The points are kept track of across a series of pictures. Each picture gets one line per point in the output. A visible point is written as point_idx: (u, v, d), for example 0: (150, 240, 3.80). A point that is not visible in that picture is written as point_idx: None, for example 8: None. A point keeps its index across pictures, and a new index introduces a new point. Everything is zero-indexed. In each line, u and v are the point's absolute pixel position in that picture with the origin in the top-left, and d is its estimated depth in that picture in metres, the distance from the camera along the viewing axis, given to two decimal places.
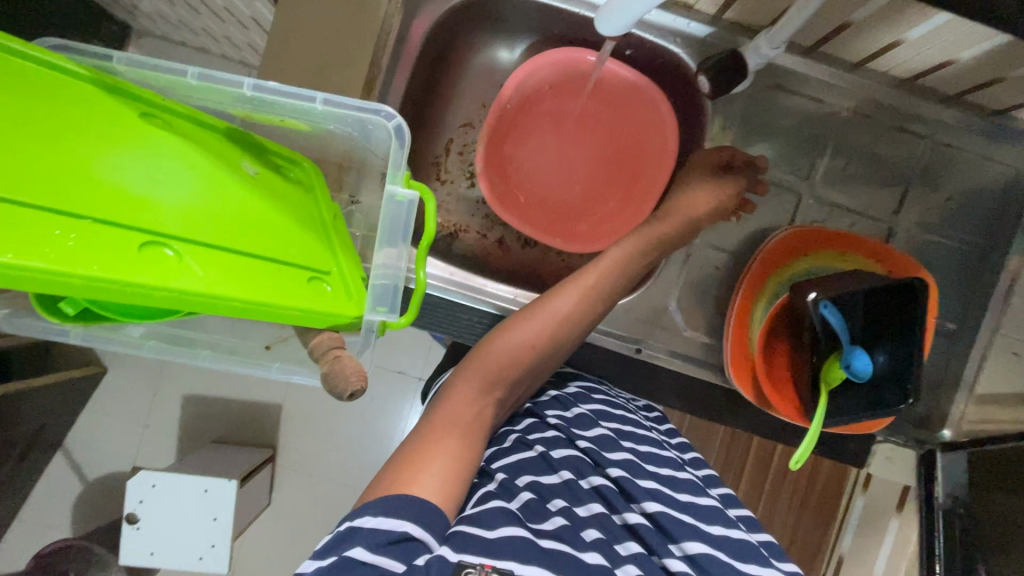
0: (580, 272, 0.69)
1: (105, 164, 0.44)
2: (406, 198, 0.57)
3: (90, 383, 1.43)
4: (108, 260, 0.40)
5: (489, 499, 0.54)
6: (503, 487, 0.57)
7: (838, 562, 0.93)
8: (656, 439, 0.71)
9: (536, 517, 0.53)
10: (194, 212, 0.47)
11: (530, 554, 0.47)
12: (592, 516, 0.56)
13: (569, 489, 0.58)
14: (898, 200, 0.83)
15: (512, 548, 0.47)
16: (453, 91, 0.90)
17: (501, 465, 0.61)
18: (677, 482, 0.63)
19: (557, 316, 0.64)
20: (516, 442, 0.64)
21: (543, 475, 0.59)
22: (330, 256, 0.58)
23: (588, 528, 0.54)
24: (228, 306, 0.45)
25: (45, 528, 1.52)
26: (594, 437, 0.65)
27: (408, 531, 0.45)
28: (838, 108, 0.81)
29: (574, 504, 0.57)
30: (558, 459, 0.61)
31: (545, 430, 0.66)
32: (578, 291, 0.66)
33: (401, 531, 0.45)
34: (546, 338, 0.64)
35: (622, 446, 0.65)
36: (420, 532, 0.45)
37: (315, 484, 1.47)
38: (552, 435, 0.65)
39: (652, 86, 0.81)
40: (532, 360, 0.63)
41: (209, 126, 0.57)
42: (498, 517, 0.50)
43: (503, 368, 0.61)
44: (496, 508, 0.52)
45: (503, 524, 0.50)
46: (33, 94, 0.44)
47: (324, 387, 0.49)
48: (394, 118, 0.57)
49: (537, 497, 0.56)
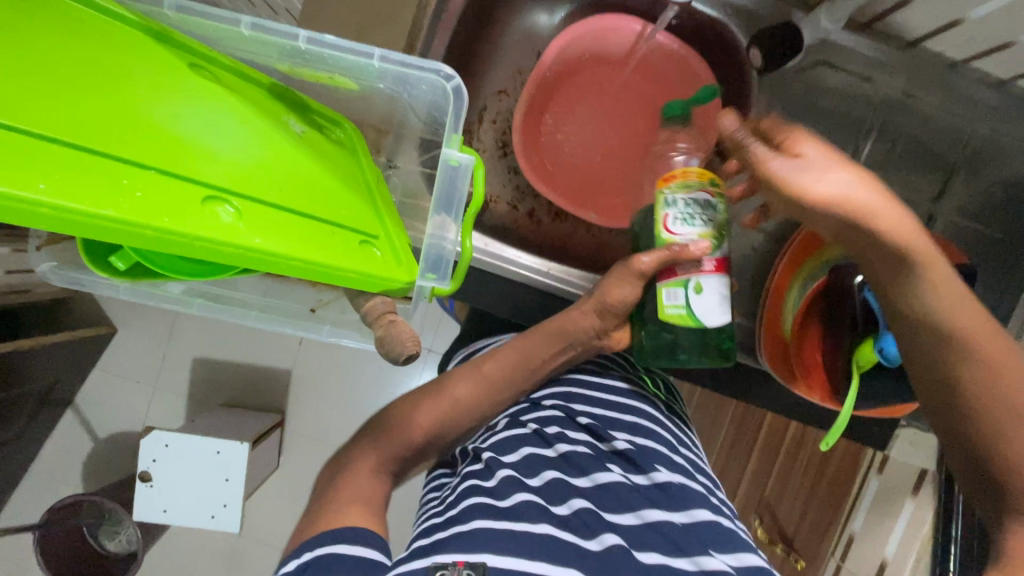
0: (490, 353, 0.68)
1: (164, 113, 0.43)
2: (460, 163, 0.55)
3: (100, 342, 1.43)
4: (176, 212, 0.39)
5: (469, 491, 0.55)
6: (486, 470, 0.58)
7: (847, 541, 0.96)
8: (663, 411, 0.70)
9: (523, 492, 0.54)
10: (249, 166, 0.46)
11: (500, 536, 0.48)
12: (590, 487, 0.56)
13: (562, 461, 0.59)
14: (940, 186, 0.82)
15: (491, 534, 0.48)
16: (489, 55, 0.87)
17: (489, 445, 0.62)
18: (672, 460, 0.61)
19: (453, 399, 0.65)
20: (509, 422, 0.65)
21: (538, 450, 0.60)
22: (377, 220, 0.57)
23: (575, 497, 0.54)
24: (289, 265, 0.44)
25: (56, 484, 1.53)
26: (593, 412, 0.65)
27: (335, 552, 0.49)
28: (886, 89, 0.80)
29: (573, 476, 0.58)
30: (551, 434, 0.62)
31: (541, 410, 0.66)
32: (477, 375, 0.66)
33: (328, 553, 0.48)
34: (452, 413, 0.65)
35: (620, 419, 0.65)
36: (349, 548, 0.49)
37: (324, 449, 1.49)
38: (547, 413, 0.65)
39: (699, 61, 0.81)
40: (473, 406, 0.66)
41: (255, 81, 0.55)
42: (475, 511, 0.52)
43: (453, 414, 0.65)
44: (471, 500, 0.53)
45: (478, 513, 0.51)
46: (87, 37, 0.42)
47: (378, 351, 0.49)
48: (454, 79, 0.55)
49: (518, 474, 0.57)
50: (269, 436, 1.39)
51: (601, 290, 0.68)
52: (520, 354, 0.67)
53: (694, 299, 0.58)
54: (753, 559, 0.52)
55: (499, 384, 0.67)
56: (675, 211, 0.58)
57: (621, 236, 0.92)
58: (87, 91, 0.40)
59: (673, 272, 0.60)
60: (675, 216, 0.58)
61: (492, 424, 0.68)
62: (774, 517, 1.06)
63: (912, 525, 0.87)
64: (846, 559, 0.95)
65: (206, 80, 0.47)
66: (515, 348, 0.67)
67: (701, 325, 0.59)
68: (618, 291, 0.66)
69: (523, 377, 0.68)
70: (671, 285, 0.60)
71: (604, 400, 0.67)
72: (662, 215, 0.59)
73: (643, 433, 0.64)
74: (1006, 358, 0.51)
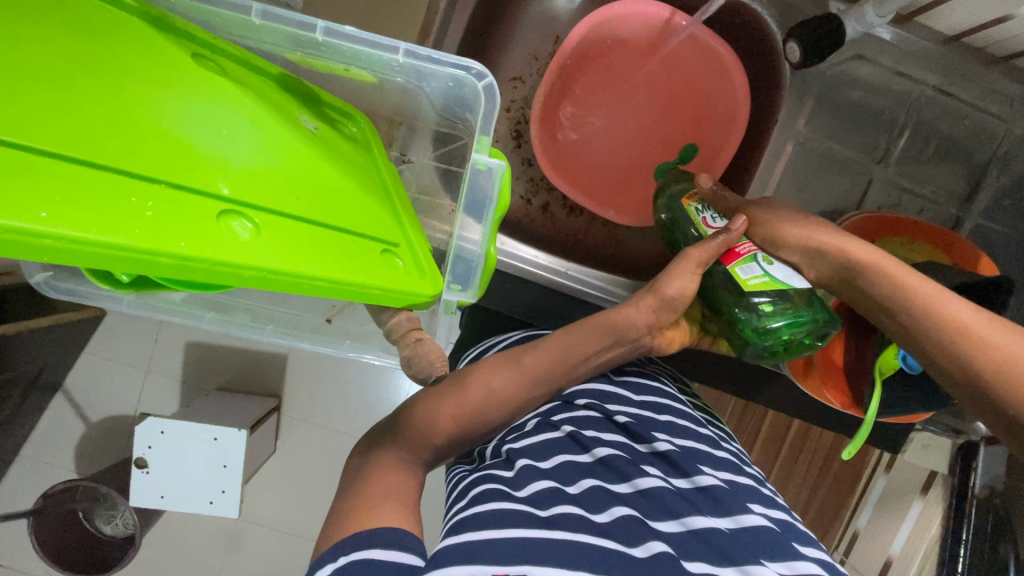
0: (521, 347, 0.63)
1: (172, 118, 0.39)
2: (489, 167, 0.52)
3: (89, 325, 1.38)
4: (191, 233, 0.36)
5: (494, 496, 0.50)
6: (514, 477, 0.53)
7: (851, 538, 0.98)
8: (696, 416, 0.68)
9: (559, 502, 0.49)
10: (265, 173, 0.42)
11: (540, 547, 0.43)
12: (632, 493, 0.52)
13: (600, 467, 0.55)
14: (969, 186, 0.80)
15: (531, 547, 0.43)
16: (506, 39, 0.81)
17: (522, 449, 0.57)
18: (716, 459, 0.60)
19: (488, 389, 0.59)
20: (541, 424, 0.61)
21: (575, 456, 0.56)
22: (397, 225, 0.53)
23: (617, 505, 0.50)
24: (311, 285, 0.41)
25: (45, 469, 1.48)
26: (629, 412, 0.63)
27: (369, 557, 0.43)
28: (920, 84, 0.77)
29: (612, 482, 0.54)
30: (587, 437, 0.58)
31: (575, 410, 0.63)
32: (511, 363, 0.61)
33: (360, 559, 0.43)
34: (477, 416, 0.59)
35: (656, 421, 0.62)
36: (384, 553, 0.44)
37: (325, 434, 1.47)
38: (582, 414, 0.62)
39: (732, 55, 0.76)
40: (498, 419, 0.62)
41: (263, 72, 0.51)
42: (509, 518, 0.47)
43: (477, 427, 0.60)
44: (500, 505, 0.48)
45: (512, 521, 0.46)
46: (82, 32, 0.38)
47: (407, 373, 0.48)
48: (485, 78, 0.50)
49: (557, 484, 0.52)
50: (266, 422, 1.37)
51: (659, 282, 0.62)
52: (562, 349, 0.62)
53: (770, 268, 0.58)
54: (806, 567, 0.48)
55: (529, 385, 0.61)
56: (709, 211, 0.65)
57: (638, 234, 0.89)
58: (89, 97, 0.36)
59: (736, 251, 0.60)
60: (711, 216, 0.65)
61: (518, 424, 0.63)
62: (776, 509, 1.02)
63: (919, 527, 0.89)
64: (849, 555, 0.97)
65: (215, 75, 0.43)
66: (554, 345, 0.62)
67: (787, 289, 0.58)
68: (677, 283, 0.60)
69: (564, 368, 0.62)
70: (743, 262, 0.59)
71: (638, 403, 0.64)
72: (701, 218, 0.65)
73: (682, 435, 0.61)
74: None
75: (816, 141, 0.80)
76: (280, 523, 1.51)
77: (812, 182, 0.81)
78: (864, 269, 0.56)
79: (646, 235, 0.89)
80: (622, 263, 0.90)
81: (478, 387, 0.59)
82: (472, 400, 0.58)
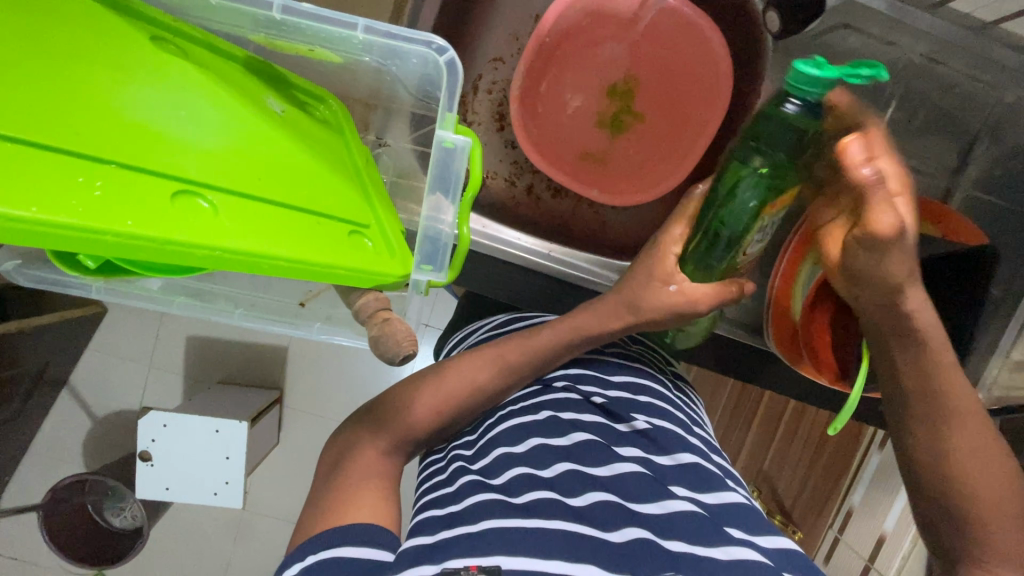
0: (500, 357, 0.62)
1: (124, 98, 0.39)
2: (456, 145, 0.51)
3: (91, 323, 1.38)
4: (142, 213, 0.36)
5: (474, 491, 0.52)
6: (491, 469, 0.55)
7: (847, 513, 0.99)
8: (676, 400, 0.67)
9: (532, 488, 0.51)
10: (224, 154, 0.42)
11: (518, 537, 0.45)
12: (609, 476, 0.53)
13: (576, 450, 0.55)
14: (961, 157, 0.78)
15: (505, 536, 0.45)
16: (482, 20, 0.80)
17: (501, 433, 0.59)
18: (687, 444, 0.58)
19: (473, 381, 0.60)
20: (518, 411, 0.61)
21: (551, 439, 0.56)
22: (368, 207, 0.53)
23: (594, 490, 0.51)
24: (272, 265, 0.41)
25: (56, 465, 1.50)
26: (607, 394, 0.62)
27: (338, 555, 0.45)
28: (909, 53, 0.75)
29: (590, 466, 0.54)
30: (567, 421, 0.58)
31: (554, 393, 0.62)
32: (488, 367, 0.61)
33: (329, 558, 0.45)
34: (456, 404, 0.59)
35: (635, 404, 0.62)
36: (353, 551, 0.46)
37: (325, 425, 1.48)
38: (559, 396, 0.61)
39: (714, 29, 0.74)
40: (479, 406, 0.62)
41: (228, 55, 0.50)
42: (489, 508, 0.49)
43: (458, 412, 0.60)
44: (481, 497, 0.50)
45: (489, 513, 0.48)
46: (29, 11, 0.37)
47: (373, 352, 0.47)
48: (446, 52, 0.50)
49: (530, 470, 0.53)
50: (268, 413, 1.38)
51: (640, 301, 0.62)
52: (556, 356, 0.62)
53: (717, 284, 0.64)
54: (781, 541, 0.50)
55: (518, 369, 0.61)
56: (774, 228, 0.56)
57: (624, 215, 0.88)
58: (32, 77, 0.35)
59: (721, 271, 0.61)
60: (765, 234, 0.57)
61: (496, 408, 0.64)
62: (773, 489, 1.06)
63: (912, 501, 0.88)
64: (845, 531, 0.99)
65: (169, 56, 0.42)
66: (556, 346, 0.62)
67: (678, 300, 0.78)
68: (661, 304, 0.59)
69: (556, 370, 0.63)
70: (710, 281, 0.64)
71: (615, 385, 0.63)
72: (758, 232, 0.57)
73: (660, 416, 0.61)
74: (961, 393, 0.53)
75: None
76: (284, 513, 1.52)
77: None
78: (898, 314, 0.52)
79: (632, 215, 0.88)
80: (605, 242, 0.89)
81: (457, 376, 0.60)
82: (452, 392, 0.59)
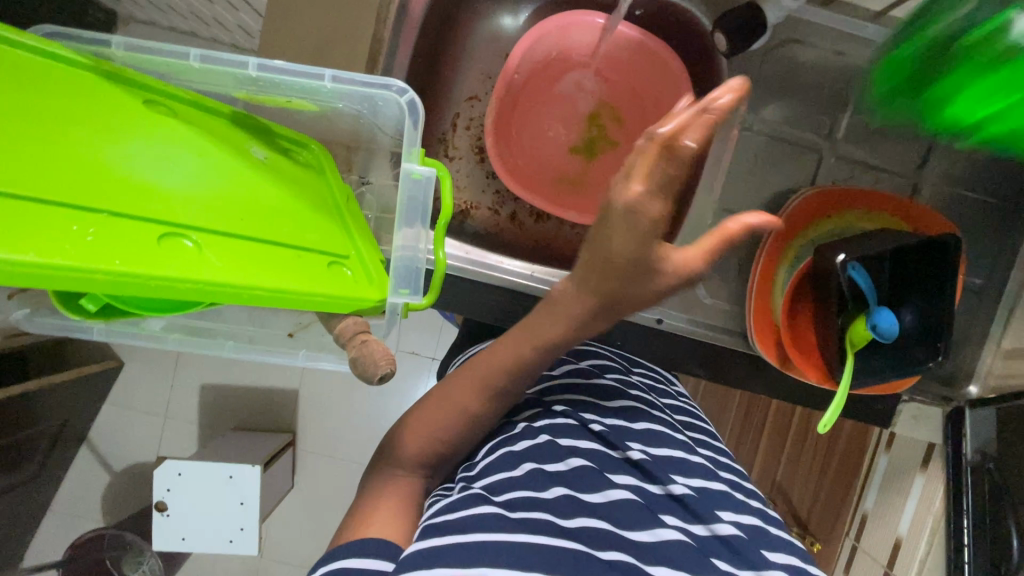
0: None
1: (115, 153, 0.43)
2: (423, 176, 0.55)
3: (110, 377, 1.43)
4: (129, 254, 0.40)
5: (472, 502, 0.51)
6: (489, 488, 0.55)
7: (862, 519, 0.93)
8: (671, 421, 0.68)
9: (530, 507, 0.51)
10: (208, 198, 0.46)
11: (504, 552, 0.46)
12: (604, 503, 0.53)
13: (572, 475, 0.55)
14: (922, 156, 0.83)
15: (492, 551, 0.46)
16: (456, 63, 0.86)
17: (497, 458, 0.58)
18: (688, 467, 0.61)
19: None
20: (521, 432, 0.61)
21: (547, 464, 0.56)
22: (347, 239, 0.57)
23: (588, 515, 0.52)
24: (252, 295, 0.44)
25: (78, 521, 1.52)
26: (604, 420, 0.63)
27: (355, 564, 0.47)
28: (859, 61, 0.79)
29: (585, 492, 0.54)
30: (563, 447, 0.58)
31: (553, 417, 0.62)
32: None
33: (347, 566, 0.47)
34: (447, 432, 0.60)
35: (630, 430, 0.63)
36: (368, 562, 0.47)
37: (336, 465, 1.48)
38: (559, 421, 0.61)
39: (667, 49, 0.80)
40: None
41: (215, 112, 0.55)
42: (484, 522, 0.48)
43: None
44: (480, 510, 0.50)
45: (478, 527, 0.48)
46: (33, 85, 0.42)
47: (353, 372, 0.49)
48: (407, 93, 0.55)
49: (528, 493, 0.52)
50: (281, 456, 1.39)
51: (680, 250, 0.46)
52: None
53: None
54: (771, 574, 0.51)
55: None
56: None
57: None
58: (35, 138, 0.40)
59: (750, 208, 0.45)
60: None
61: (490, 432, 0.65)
62: (788, 500, 1.06)
63: (922, 501, 0.84)
64: (861, 539, 0.93)
65: (158, 116, 0.47)
66: None
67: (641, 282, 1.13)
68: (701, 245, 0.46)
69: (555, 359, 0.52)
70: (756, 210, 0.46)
71: (613, 411, 0.65)
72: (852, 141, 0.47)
73: (656, 443, 0.62)
74: None
75: (764, 124, 0.83)
76: (300, 559, 1.52)
77: (768, 165, 0.84)
78: None
79: None
80: None
81: None
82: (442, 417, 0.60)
